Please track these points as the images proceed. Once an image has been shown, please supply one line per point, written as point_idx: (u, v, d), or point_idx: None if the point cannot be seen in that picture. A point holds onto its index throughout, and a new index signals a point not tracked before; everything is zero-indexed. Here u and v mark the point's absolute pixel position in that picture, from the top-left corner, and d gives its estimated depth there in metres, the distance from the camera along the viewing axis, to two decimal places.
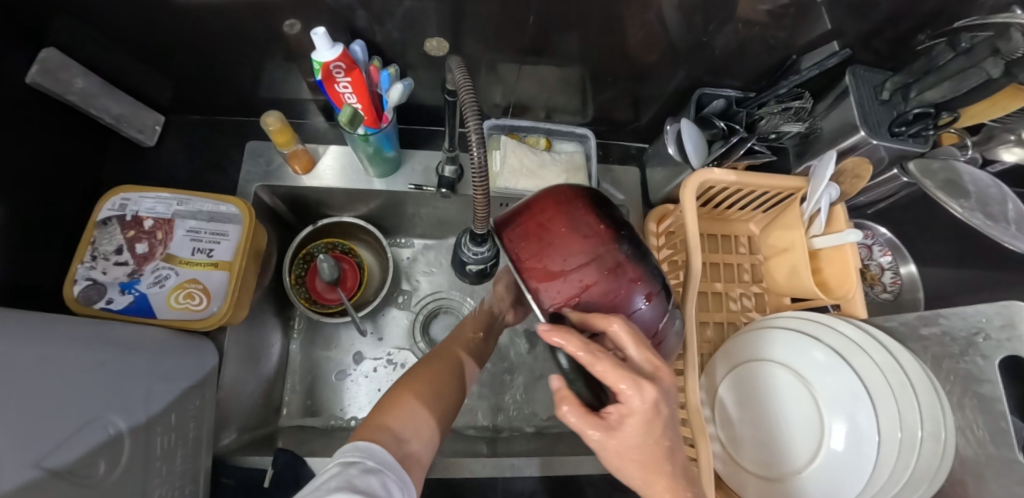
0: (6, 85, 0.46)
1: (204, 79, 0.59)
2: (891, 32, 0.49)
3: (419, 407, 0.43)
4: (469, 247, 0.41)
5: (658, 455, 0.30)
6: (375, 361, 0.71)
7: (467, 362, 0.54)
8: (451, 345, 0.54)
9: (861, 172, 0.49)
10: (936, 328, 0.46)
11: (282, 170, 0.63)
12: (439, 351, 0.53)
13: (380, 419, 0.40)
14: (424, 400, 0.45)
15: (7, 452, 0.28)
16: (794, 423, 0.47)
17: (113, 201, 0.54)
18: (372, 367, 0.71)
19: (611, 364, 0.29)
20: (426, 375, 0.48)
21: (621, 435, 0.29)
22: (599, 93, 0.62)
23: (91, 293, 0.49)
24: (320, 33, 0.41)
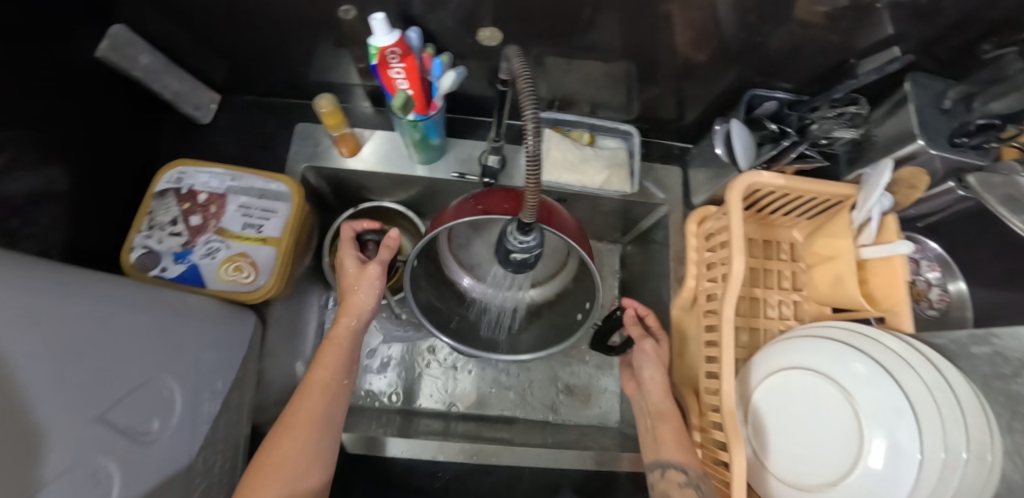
0: (77, 60, 0.49)
1: (259, 60, 0.60)
2: (958, 39, 0.47)
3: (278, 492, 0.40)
4: (516, 236, 0.39)
5: (663, 359, 0.57)
6: (406, 343, 0.74)
7: (337, 393, 0.48)
8: (317, 376, 0.48)
9: (915, 183, 0.49)
10: (987, 348, 0.45)
11: (329, 152, 0.65)
12: (303, 389, 0.47)
13: None
14: (283, 480, 0.41)
15: (74, 404, 0.30)
16: (825, 438, 0.46)
17: (170, 174, 0.56)
18: (403, 349, 0.74)
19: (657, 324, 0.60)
20: (282, 446, 0.43)
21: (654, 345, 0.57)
22: (645, 90, 0.61)
23: (146, 261, 0.51)
24: (378, 18, 0.42)
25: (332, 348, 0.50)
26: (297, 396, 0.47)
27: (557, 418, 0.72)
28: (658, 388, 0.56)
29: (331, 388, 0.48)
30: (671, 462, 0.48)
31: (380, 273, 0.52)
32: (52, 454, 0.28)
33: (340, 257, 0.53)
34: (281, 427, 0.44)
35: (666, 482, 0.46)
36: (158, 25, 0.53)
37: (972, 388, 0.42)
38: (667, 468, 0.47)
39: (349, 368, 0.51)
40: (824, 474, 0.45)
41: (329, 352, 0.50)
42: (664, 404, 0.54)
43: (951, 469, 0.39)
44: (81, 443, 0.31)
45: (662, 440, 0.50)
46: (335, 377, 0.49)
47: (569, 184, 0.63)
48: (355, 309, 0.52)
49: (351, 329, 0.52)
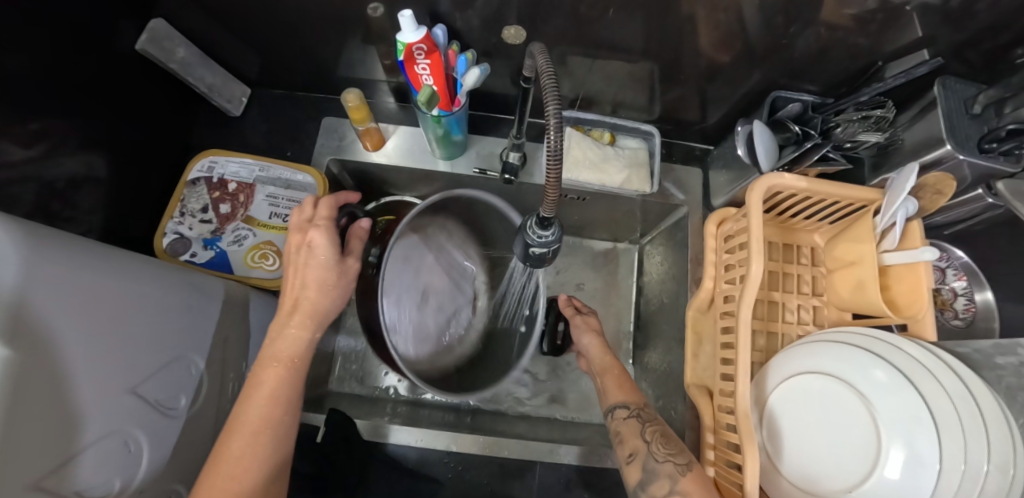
0: (120, 53, 0.51)
1: (289, 56, 0.62)
2: (990, 43, 0.46)
3: None
4: (535, 231, 0.40)
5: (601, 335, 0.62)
6: None
7: (276, 429, 0.40)
8: (248, 409, 0.40)
9: (942, 188, 0.46)
10: (1013, 359, 0.45)
11: (354, 146, 0.66)
12: (233, 422, 0.40)
13: None
14: None
15: (109, 378, 0.32)
16: (836, 452, 0.45)
17: (202, 163, 0.58)
18: None
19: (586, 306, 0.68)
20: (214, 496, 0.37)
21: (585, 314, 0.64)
22: (667, 91, 0.61)
23: (178, 246, 0.54)
24: (406, 15, 0.43)
25: (279, 372, 0.42)
26: (231, 428, 0.39)
27: (566, 416, 0.71)
28: (597, 350, 0.60)
29: (275, 425, 0.40)
30: (618, 403, 0.52)
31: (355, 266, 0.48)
32: (83, 420, 0.30)
33: (312, 238, 0.45)
34: (209, 473, 0.37)
35: (615, 420, 0.51)
36: (195, 20, 0.56)
37: (999, 403, 0.41)
38: (613, 406, 0.52)
39: (296, 392, 0.43)
40: (832, 484, 0.44)
41: (273, 377, 0.42)
42: (606, 362, 0.58)
43: (969, 482, 0.39)
44: (110, 413, 0.32)
45: (608, 389, 0.55)
46: (279, 410, 0.41)
47: (589, 182, 0.63)
48: (312, 315, 0.44)
49: (299, 344, 0.43)
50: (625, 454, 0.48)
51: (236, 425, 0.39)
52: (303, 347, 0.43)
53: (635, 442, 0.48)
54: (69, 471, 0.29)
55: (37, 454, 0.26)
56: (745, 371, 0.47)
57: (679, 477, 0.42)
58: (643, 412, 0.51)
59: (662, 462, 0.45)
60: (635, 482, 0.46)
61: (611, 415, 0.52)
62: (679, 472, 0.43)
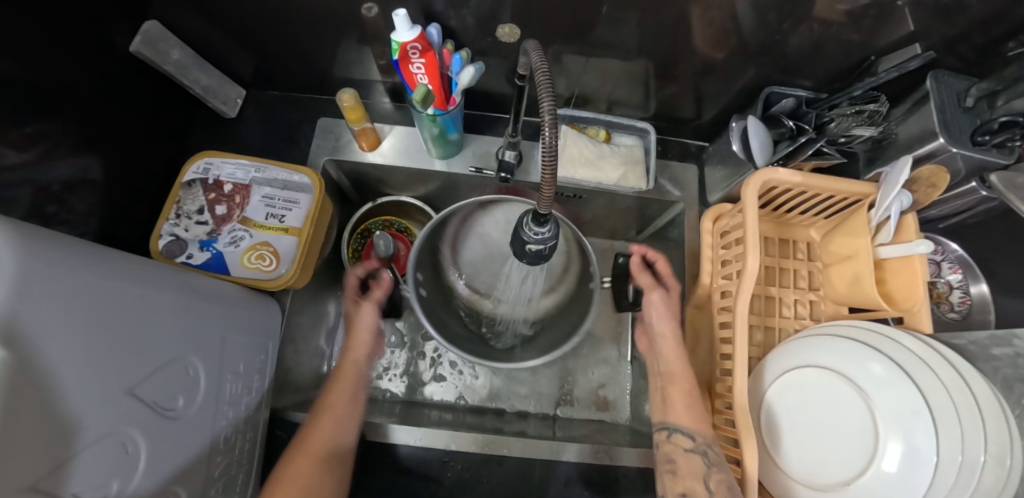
0: (114, 55, 0.51)
1: (284, 57, 0.62)
2: (980, 37, 0.47)
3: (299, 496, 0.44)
4: (532, 227, 0.40)
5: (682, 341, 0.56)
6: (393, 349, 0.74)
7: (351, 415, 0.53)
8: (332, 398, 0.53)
9: (936, 181, 0.47)
10: (1008, 350, 0.45)
11: (350, 146, 0.67)
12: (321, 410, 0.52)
13: None
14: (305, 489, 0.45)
15: (103, 379, 0.32)
16: (833, 444, 0.45)
17: (197, 165, 0.58)
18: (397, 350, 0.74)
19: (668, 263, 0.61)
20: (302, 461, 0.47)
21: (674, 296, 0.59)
22: (662, 88, 0.62)
23: (173, 248, 0.54)
24: (401, 14, 0.43)
25: (348, 377, 0.56)
26: (310, 420, 0.51)
27: (564, 414, 0.72)
28: (674, 352, 0.56)
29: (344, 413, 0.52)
30: (681, 429, 0.50)
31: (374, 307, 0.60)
32: (81, 420, 0.30)
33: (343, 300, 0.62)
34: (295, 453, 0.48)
35: (671, 445, 0.49)
36: (190, 21, 0.56)
37: (996, 393, 0.41)
38: (674, 432, 0.50)
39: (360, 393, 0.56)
40: (832, 476, 0.44)
41: (341, 380, 0.55)
42: (677, 367, 0.55)
43: (968, 474, 0.39)
44: (106, 414, 0.32)
45: (672, 403, 0.52)
46: (349, 404, 0.54)
47: (585, 180, 0.64)
48: (363, 339, 0.59)
49: (358, 361, 0.57)
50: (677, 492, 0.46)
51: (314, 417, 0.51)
52: (358, 360, 0.57)
53: (690, 483, 0.46)
54: (67, 471, 0.29)
55: (35, 455, 0.26)
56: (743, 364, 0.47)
57: None
58: (709, 450, 0.47)
59: None
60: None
61: (665, 437, 0.51)
62: None
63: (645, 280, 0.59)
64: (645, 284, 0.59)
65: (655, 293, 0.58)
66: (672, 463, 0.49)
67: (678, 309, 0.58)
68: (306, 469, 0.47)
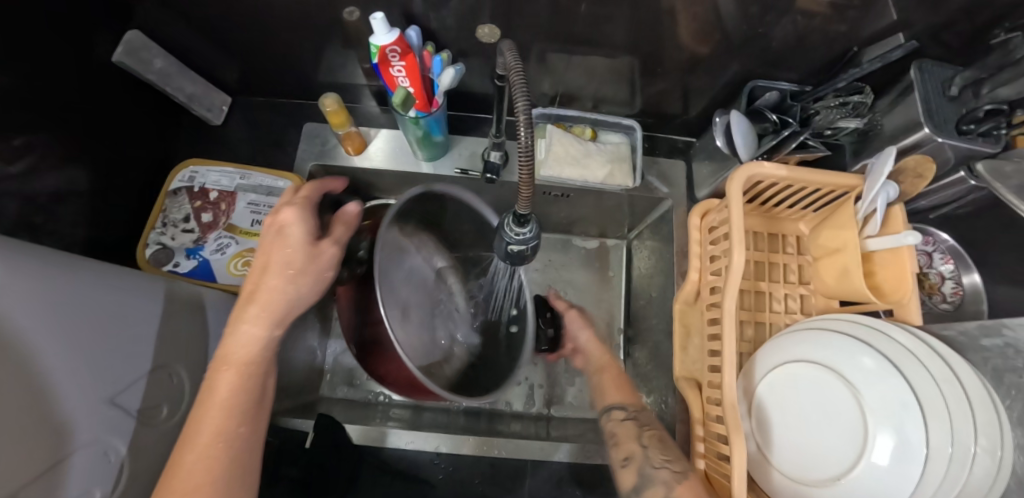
0: (97, 65, 0.51)
1: (268, 63, 0.62)
2: (964, 25, 0.46)
3: None
4: (512, 228, 0.40)
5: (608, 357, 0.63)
6: None
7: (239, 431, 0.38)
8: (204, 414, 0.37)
9: (923, 171, 0.46)
10: (998, 340, 0.44)
11: (336, 151, 0.67)
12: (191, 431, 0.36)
13: None
14: None
15: (83, 388, 0.32)
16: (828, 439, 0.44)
17: (183, 173, 0.59)
18: None
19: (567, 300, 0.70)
20: None
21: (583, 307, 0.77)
22: (647, 84, 0.61)
23: (160, 256, 0.54)
24: (378, 18, 0.43)
25: (232, 376, 0.38)
26: (180, 446, 0.36)
27: (557, 414, 0.71)
28: (595, 345, 0.64)
29: (229, 437, 0.37)
30: (617, 404, 0.55)
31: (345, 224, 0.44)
32: (62, 429, 0.30)
33: (284, 220, 0.42)
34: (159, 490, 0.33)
35: (613, 421, 0.53)
36: (174, 29, 0.56)
37: (984, 384, 0.41)
38: (613, 407, 0.55)
39: (260, 393, 0.40)
40: (823, 472, 0.44)
41: (226, 382, 0.38)
42: (604, 359, 0.63)
43: (957, 465, 0.39)
44: (87, 423, 0.32)
45: (605, 388, 0.59)
46: (234, 420, 0.37)
47: (571, 179, 0.64)
48: (273, 308, 0.40)
49: (251, 344, 0.40)
50: (620, 458, 0.49)
51: (186, 440, 0.36)
52: (258, 346, 0.40)
53: (630, 447, 0.49)
54: (48, 479, 0.29)
55: (21, 460, 0.26)
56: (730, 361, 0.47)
57: (676, 485, 0.42)
58: (640, 414, 0.53)
59: (658, 469, 0.45)
60: (630, 487, 0.46)
61: (608, 416, 0.54)
62: (676, 477, 0.43)
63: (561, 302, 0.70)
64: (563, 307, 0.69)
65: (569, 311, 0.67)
66: (614, 435, 0.51)
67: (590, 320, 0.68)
68: None
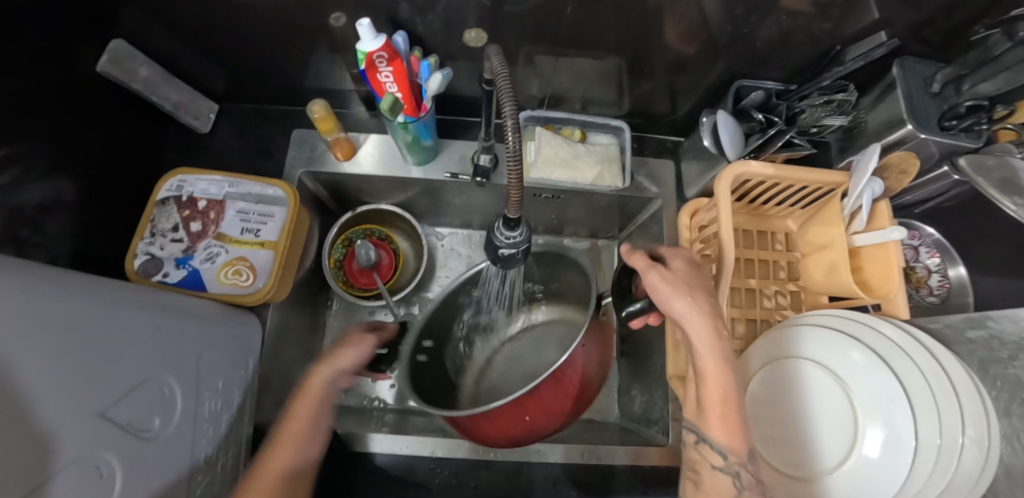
0: (82, 75, 0.51)
1: (255, 69, 0.62)
2: (944, 23, 0.47)
3: None
4: (503, 231, 0.40)
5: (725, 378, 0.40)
6: None
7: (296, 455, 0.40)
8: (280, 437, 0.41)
9: (906, 167, 0.46)
10: (983, 332, 0.45)
11: (326, 157, 0.66)
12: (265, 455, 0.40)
13: None
14: None
15: (73, 401, 0.31)
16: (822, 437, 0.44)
17: (171, 182, 0.58)
18: None
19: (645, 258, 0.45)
20: None
21: (687, 261, 0.45)
22: (635, 85, 0.62)
23: (149, 267, 0.53)
24: (364, 24, 0.43)
25: (307, 405, 0.43)
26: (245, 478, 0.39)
27: None
28: (707, 345, 0.40)
29: (292, 459, 0.40)
30: (713, 443, 0.41)
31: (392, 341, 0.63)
32: (53, 444, 0.29)
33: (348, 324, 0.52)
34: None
35: (691, 449, 0.43)
36: (159, 37, 0.55)
37: (970, 375, 0.42)
38: (702, 441, 0.41)
39: (320, 425, 0.43)
40: (812, 464, 0.44)
41: (302, 410, 0.43)
42: (710, 371, 0.40)
43: (946, 457, 0.39)
44: (79, 436, 0.32)
45: (705, 415, 0.41)
46: (303, 443, 0.41)
47: (561, 181, 0.64)
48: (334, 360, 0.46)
49: (327, 378, 0.45)
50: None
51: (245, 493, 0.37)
52: (326, 382, 0.45)
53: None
54: (47, 492, 0.28)
55: (16, 475, 0.26)
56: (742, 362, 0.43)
57: None
58: (742, 472, 0.40)
59: None
60: None
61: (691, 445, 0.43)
62: None
63: (639, 259, 0.45)
64: (642, 267, 0.45)
65: (653, 272, 0.43)
66: (696, 473, 0.42)
67: (692, 284, 0.43)
68: None
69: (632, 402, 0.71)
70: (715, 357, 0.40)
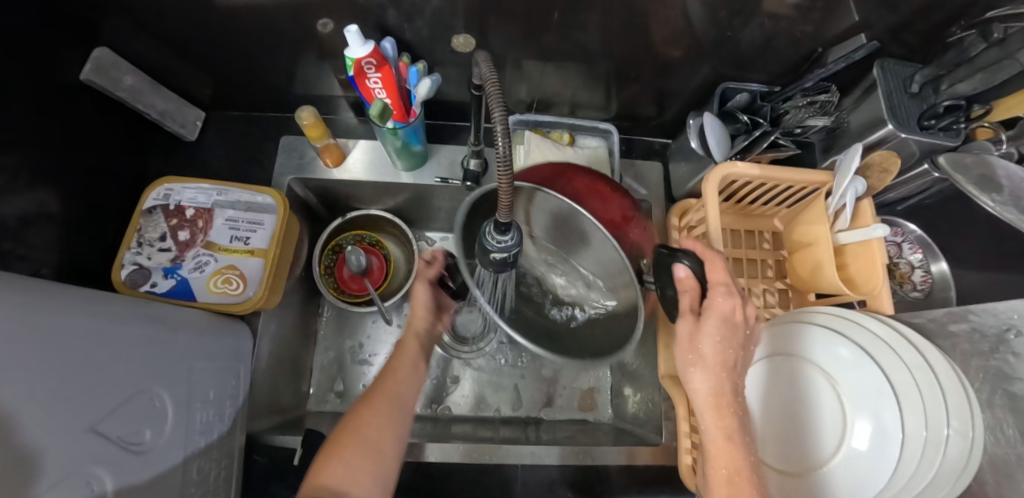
0: (65, 84, 0.50)
1: (242, 76, 0.61)
2: (921, 25, 0.48)
3: (363, 471, 0.40)
4: (494, 236, 0.38)
5: (733, 452, 0.37)
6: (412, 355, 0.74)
7: (406, 379, 0.48)
8: (396, 361, 0.49)
9: (888, 166, 0.48)
10: (965, 325, 0.46)
11: (315, 163, 0.66)
12: (386, 370, 0.48)
13: (316, 481, 0.38)
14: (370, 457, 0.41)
15: (62, 416, 0.31)
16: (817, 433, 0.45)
17: (158, 191, 0.58)
18: None
19: (689, 300, 0.41)
20: (369, 413, 0.43)
21: (722, 324, 0.39)
22: (623, 89, 0.62)
23: (137, 277, 0.53)
24: (352, 31, 0.43)
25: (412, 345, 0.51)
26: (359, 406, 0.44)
27: (549, 416, 0.72)
28: (708, 412, 0.38)
29: (401, 378, 0.47)
30: None
31: (425, 285, 0.54)
32: (42, 461, 0.29)
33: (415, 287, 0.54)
34: (344, 424, 0.43)
35: None
36: (143, 45, 0.55)
37: (954, 369, 0.43)
38: None
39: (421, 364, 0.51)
40: (803, 459, 0.45)
41: (407, 349, 0.50)
42: (716, 442, 0.38)
43: (933, 450, 0.40)
44: (68, 452, 0.31)
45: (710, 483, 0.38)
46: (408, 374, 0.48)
47: None
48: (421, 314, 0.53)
49: (419, 328, 0.53)
50: None
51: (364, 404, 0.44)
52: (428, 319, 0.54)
53: None
54: None
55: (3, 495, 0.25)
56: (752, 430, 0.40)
57: None
58: None
59: None
60: None
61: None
62: None
63: (686, 302, 0.41)
64: (685, 309, 0.41)
65: (683, 323, 0.40)
66: None
67: (724, 350, 0.39)
68: (355, 444, 0.41)
69: (625, 402, 0.71)
70: (719, 433, 0.38)
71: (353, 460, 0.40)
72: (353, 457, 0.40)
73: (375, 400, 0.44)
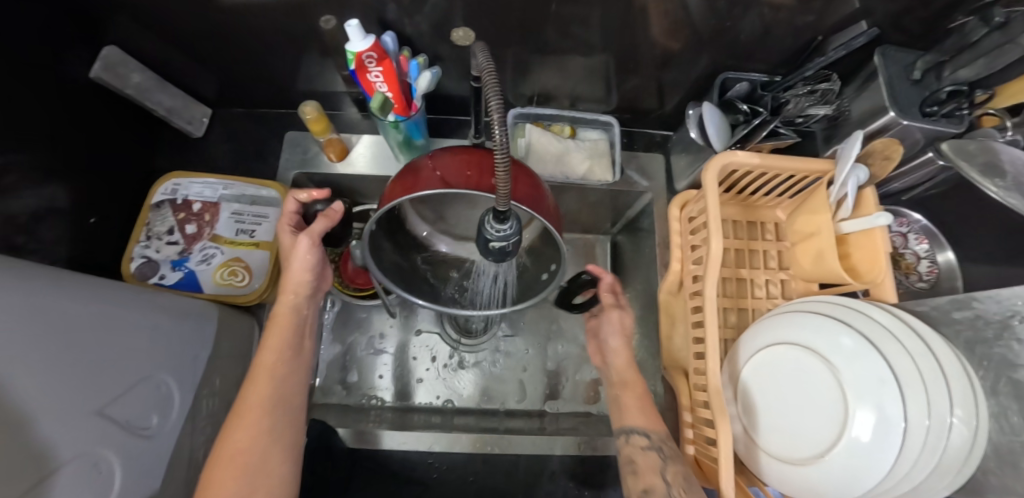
0: (75, 82, 0.52)
1: (246, 73, 0.62)
2: (922, 11, 0.47)
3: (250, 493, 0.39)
4: (493, 224, 0.37)
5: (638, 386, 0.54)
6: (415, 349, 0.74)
7: (277, 377, 0.45)
8: (263, 357, 0.46)
9: (890, 153, 0.47)
10: (969, 313, 0.45)
11: (318, 158, 0.67)
12: (250, 374, 0.45)
13: None
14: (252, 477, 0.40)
15: (71, 398, 0.32)
16: (814, 423, 0.45)
17: (165, 186, 0.59)
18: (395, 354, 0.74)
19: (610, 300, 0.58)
20: (239, 429, 0.42)
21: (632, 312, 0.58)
22: (623, 81, 0.62)
23: (146, 269, 0.54)
24: (353, 24, 0.44)
25: (281, 327, 0.48)
26: (233, 419, 0.43)
27: (552, 409, 0.72)
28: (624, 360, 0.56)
29: (275, 373, 0.45)
30: (636, 428, 0.50)
31: (311, 243, 0.49)
32: (51, 441, 0.30)
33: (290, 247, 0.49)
34: (221, 444, 0.41)
35: (631, 447, 0.49)
36: (150, 44, 0.56)
37: (959, 359, 0.43)
38: (631, 433, 0.50)
39: (299, 343, 0.49)
40: (801, 447, 0.45)
41: (275, 333, 0.48)
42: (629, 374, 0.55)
43: (937, 436, 0.40)
44: (78, 433, 0.32)
45: (626, 408, 0.52)
46: (280, 366, 0.46)
47: (553, 176, 0.64)
48: (292, 284, 0.50)
49: (293, 306, 0.50)
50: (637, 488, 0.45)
51: (236, 416, 0.43)
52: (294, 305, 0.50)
53: (650, 478, 0.45)
54: (47, 488, 0.29)
55: (15, 473, 0.26)
56: (720, 410, 0.46)
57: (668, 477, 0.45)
58: (664, 445, 0.48)
59: None
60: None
61: (626, 439, 0.50)
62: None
63: (608, 297, 0.58)
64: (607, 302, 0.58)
65: (610, 313, 0.57)
66: (632, 463, 0.47)
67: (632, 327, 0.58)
68: (234, 469, 0.40)
69: None
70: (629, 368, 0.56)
71: (245, 485, 0.39)
72: (248, 482, 0.40)
73: (245, 411, 0.43)
